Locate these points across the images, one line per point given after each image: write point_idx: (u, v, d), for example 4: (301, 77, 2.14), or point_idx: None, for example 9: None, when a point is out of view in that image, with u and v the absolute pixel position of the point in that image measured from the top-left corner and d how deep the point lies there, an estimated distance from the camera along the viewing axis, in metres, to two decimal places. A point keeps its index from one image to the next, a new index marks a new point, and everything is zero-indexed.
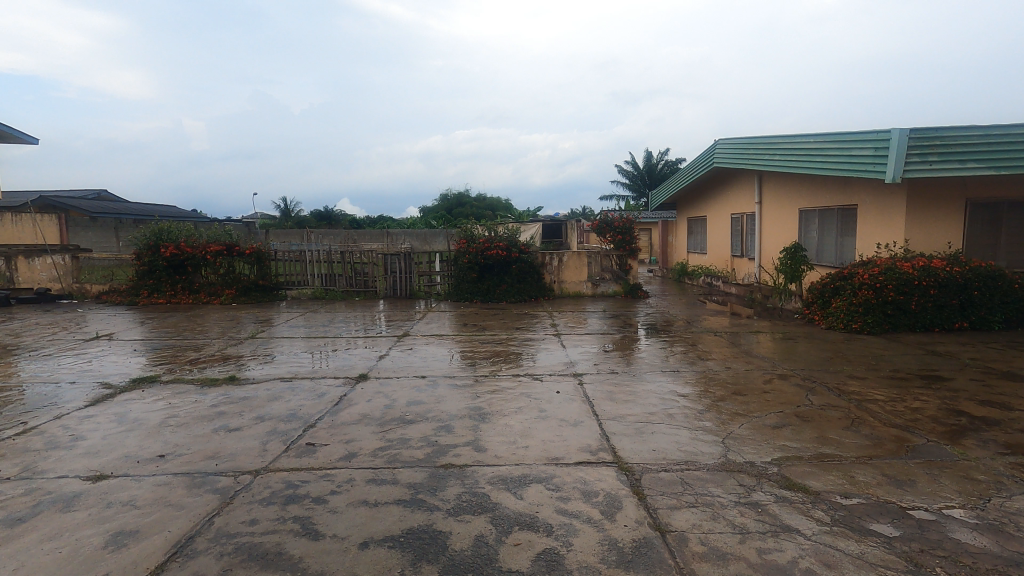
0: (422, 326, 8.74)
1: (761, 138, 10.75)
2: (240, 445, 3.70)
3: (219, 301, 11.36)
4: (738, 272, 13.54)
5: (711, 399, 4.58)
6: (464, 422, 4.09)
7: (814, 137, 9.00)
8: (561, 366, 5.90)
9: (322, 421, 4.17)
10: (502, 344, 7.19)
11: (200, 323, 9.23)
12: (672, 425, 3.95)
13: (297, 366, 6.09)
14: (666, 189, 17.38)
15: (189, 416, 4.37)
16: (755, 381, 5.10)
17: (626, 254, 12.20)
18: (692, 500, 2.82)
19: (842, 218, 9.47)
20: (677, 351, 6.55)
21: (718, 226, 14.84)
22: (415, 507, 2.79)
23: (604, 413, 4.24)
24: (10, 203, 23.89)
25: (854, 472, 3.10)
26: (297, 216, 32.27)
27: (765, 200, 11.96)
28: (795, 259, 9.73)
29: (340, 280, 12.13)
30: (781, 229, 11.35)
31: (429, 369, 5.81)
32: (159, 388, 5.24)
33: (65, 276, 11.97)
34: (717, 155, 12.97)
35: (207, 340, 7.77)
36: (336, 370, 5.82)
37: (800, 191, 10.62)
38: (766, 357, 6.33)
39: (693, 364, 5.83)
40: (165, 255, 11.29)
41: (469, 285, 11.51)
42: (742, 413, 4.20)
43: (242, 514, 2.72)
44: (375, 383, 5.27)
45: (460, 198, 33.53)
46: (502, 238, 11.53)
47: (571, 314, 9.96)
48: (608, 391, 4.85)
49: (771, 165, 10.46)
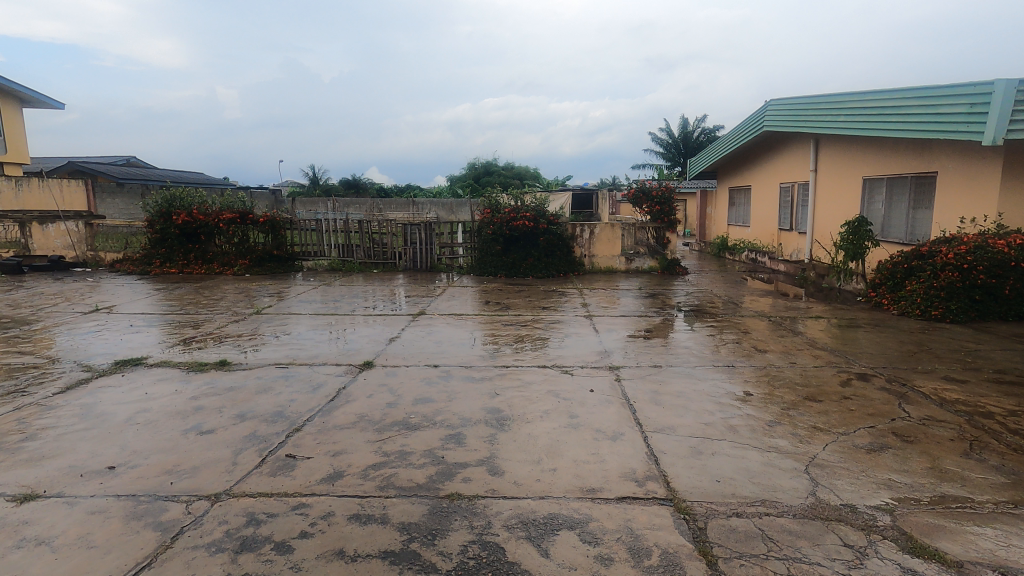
0: (442, 303, 8.03)
1: (824, 97, 9.58)
2: (210, 455, 3.08)
3: (232, 272, 10.88)
4: (787, 247, 12.44)
5: (780, 407, 3.75)
6: (478, 431, 3.38)
7: (892, 93, 7.85)
8: (595, 356, 5.13)
9: (310, 424, 3.51)
10: (527, 326, 6.44)
11: (209, 296, 8.72)
12: (737, 444, 3.16)
13: (297, 349, 5.46)
14: (707, 156, 16.16)
15: (162, 411, 3.77)
16: (830, 383, 4.24)
17: (663, 227, 11.25)
18: (783, 570, 2.06)
19: (916, 187, 8.35)
20: (729, 340, 5.70)
21: (765, 196, 13.66)
22: (406, 565, 2.10)
23: (650, 424, 3.46)
24: (40, 170, 23.92)
25: (1002, 530, 2.28)
26: (324, 184, 31.80)
27: (821, 168, 10.82)
28: (859, 234, 8.64)
29: (357, 251, 11.52)
30: (840, 200, 10.20)
31: (444, 356, 5.11)
32: (141, 373, 4.68)
33: (79, 244, 11.65)
34: (769, 117, 11.77)
35: (211, 315, 7.25)
36: (340, 355, 5.19)
37: (865, 157, 9.47)
38: (834, 349, 5.42)
39: (749, 357, 4.99)
40: (177, 223, 10.83)
41: (493, 258, 10.75)
42: (823, 428, 3.39)
43: (179, 570, 2.08)
44: (380, 373, 4.60)
45: (487, 165, 32.52)
46: (529, 208, 10.67)
47: (603, 292, 9.14)
48: (651, 392, 4.06)
49: (835, 127, 9.30)
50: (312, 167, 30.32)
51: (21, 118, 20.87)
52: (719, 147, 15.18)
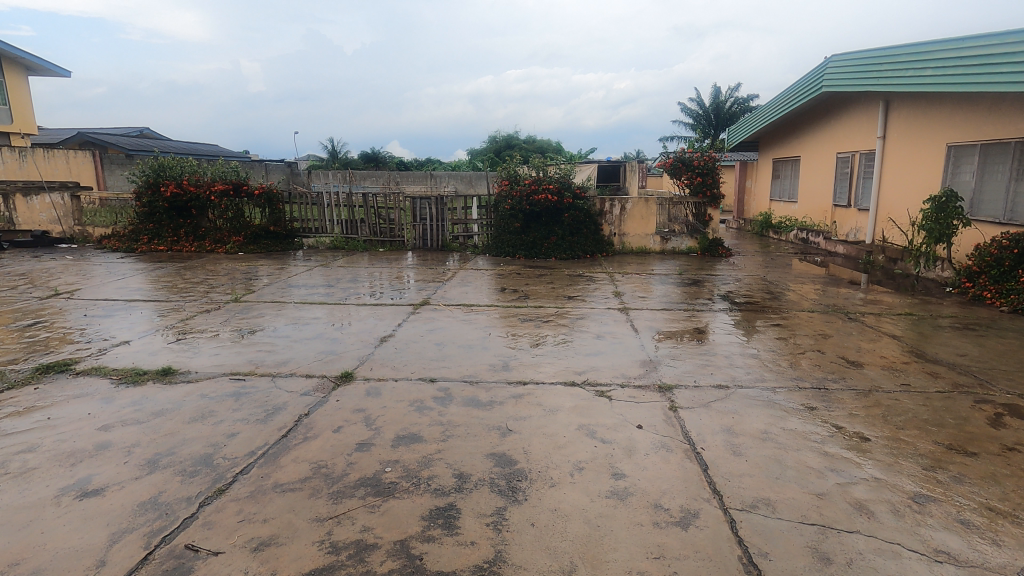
0: (452, 290, 6.93)
1: (910, 47, 8.04)
2: (73, 543, 2.05)
3: (225, 249, 9.90)
4: (844, 226, 11.02)
5: (919, 466, 2.58)
6: (481, 504, 2.29)
7: (1006, 38, 6.33)
8: (637, 368, 3.99)
9: (241, 482, 2.46)
10: (550, 322, 5.33)
11: (190, 277, 7.74)
12: (887, 548, 2.00)
13: (266, 351, 4.42)
14: (748, 125, 14.63)
15: (52, 450, 2.76)
16: (973, 421, 3.04)
17: (705, 202, 9.88)
18: None
19: (1020, 155, 6.95)
20: (806, 346, 4.51)
21: (817, 168, 12.18)
22: None
23: (736, 497, 2.33)
24: (51, 141, 23.25)
25: None
26: (343, 158, 30.79)
27: (891, 134, 9.40)
28: (947, 211, 7.24)
29: (362, 227, 10.46)
30: (916, 171, 8.76)
31: (445, 366, 4.03)
32: (60, 385, 3.68)
33: (66, 218, 10.81)
34: (830, 75, 10.25)
35: (181, 302, 6.25)
36: (316, 362, 4.13)
37: (951, 118, 8.05)
38: (949, 359, 4.18)
39: (843, 375, 3.79)
40: (165, 195, 9.88)
41: (512, 237, 9.58)
42: (1008, 513, 2.21)
43: None
44: (358, 392, 3.53)
45: (508, 139, 31.05)
46: (552, 179, 9.44)
47: (637, 278, 7.94)
48: (724, 435, 2.92)
49: (921, 84, 7.82)
50: (329, 139, 29.23)
51: (27, 87, 20.06)
52: (764, 113, 13.67)
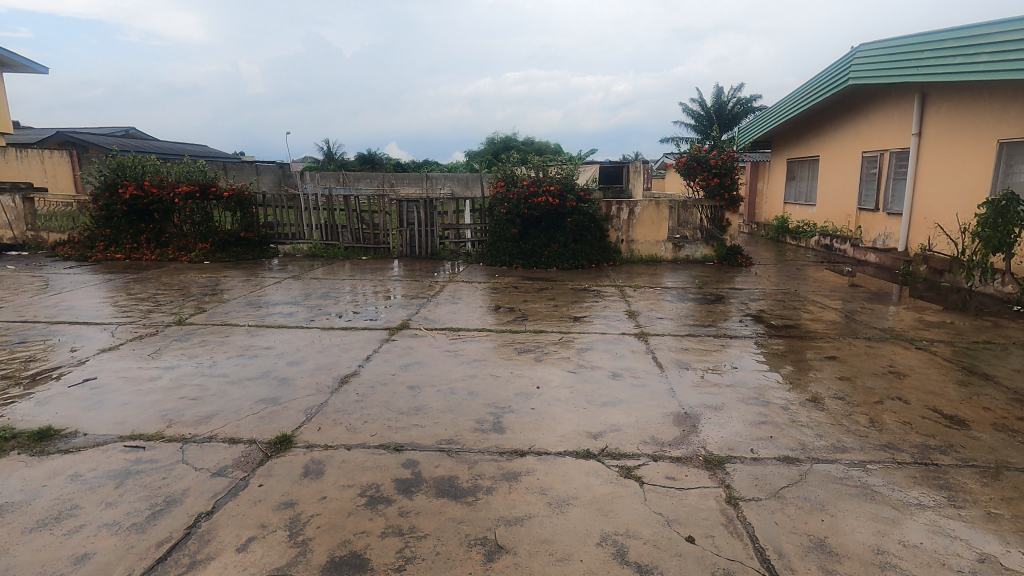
0: (439, 308, 5.98)
1: (956, 32, 7.11)
2: None
3: (189, 258, 8.92)
4: (871, 231, 10.08)
5: None
6: None
7: None
8: (672, 428, 3.01)
9: None
10: (554, 354, 4.35)
11: (138, 292, 6.76)
12: None
13: (190, 399, 3.44)
14: (761, 123, 13.69)
15: None
16: None
17: (723, 205, 8.91)
18: None
19: None
20: (880, 391, 3.54)
21: (838, 168, 11.25)
22: None
23: None
24: (30, 141, 22.19)
25: None
26: (338, 159, 29.86)
27: (928, 130, 8.49)
28: (1008, 217, 6.26)
29: (344, 233, 9.52)
30: (959, 170, 7.84)
31: (417, 424, 3.05)
32: None
33: (17, 222, 9.81)
34: (856, 67, 9.32)
35: (113, 325, 5.26)
36: (250, 417, 3.15)
37: (1001, 111, 7.14)
38: None
39: (952, 441, 2.81)
40: (124, 198, 8.89)
41: (508, 244, 8.61)
42: None
43: None
44: (294, 470, 2.56)
45: (507, 141, 30.19)
46: (553, 180, 8.50)
47: (649, 292, 7.00)
48: (820, 558, 1.96)
49: (973, 72, 6.79)
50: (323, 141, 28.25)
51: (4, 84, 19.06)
52: (777, 111, 12.74)
